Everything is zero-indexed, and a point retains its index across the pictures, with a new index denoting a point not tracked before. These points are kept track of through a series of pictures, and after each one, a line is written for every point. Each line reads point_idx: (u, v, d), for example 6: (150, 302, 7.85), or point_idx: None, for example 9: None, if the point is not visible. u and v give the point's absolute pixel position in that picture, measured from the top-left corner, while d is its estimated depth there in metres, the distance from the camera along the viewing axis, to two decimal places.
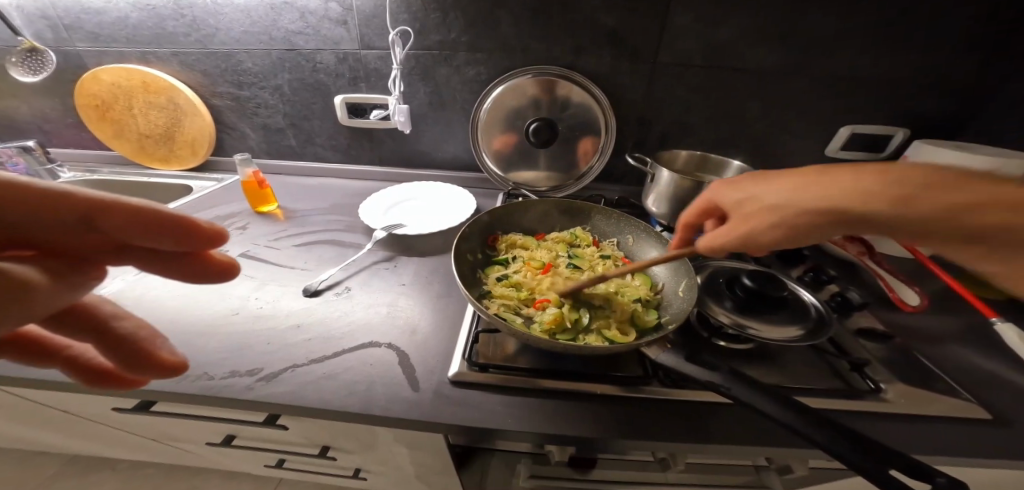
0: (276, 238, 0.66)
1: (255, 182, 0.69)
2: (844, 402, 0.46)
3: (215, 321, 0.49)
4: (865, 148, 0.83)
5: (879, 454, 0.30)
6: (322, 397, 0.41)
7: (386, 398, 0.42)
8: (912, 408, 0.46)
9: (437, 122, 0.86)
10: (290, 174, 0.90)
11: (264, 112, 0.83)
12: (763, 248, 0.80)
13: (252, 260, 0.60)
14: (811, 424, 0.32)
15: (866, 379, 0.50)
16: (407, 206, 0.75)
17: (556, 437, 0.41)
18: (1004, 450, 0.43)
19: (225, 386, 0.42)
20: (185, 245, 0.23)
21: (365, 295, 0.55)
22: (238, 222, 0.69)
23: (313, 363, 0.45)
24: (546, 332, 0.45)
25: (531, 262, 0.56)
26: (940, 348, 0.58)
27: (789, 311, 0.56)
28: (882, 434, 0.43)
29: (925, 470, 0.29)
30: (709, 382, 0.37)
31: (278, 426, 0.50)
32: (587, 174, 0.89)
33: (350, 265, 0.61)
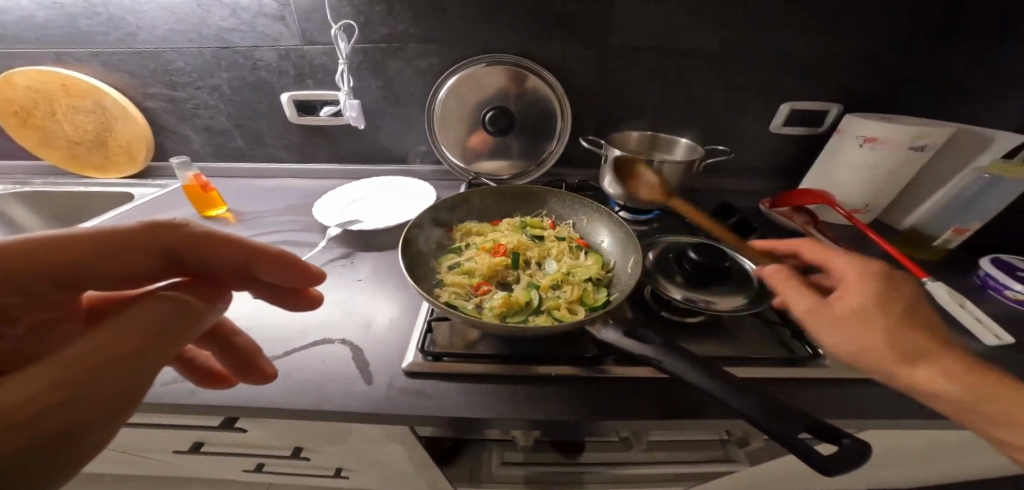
0: None
1: (199, 185, 0.67)
2: (782, 370, 0.49)
3: None
4: (806, 124, 0.88)
5: (796, 419, 0.31)
6: (271, 396, 0.41)
7: (336, 395, 0.42)
8: (847, 372, 0.49)
9: (392, 116, 0.85)
10: (244, 176, 0.87)
11: (205, 113, 0.80)
12: (715, 223, 0.83)
13: None
14: (735, 394, 0.33)
15: (805, 345, 0.53)
16: (364, 201, 0.74)
17: (511, 421, 0.42)
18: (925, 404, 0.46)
19: (167, 393, 0.41)
20: (295, 279, 0.32)
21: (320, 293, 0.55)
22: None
23: None
24: (496, 317, 0.46)
25: (484, 247, 0.57)
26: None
27: (733, 279, 0.59)
28: (816, 401, 0.46)
29: (832, 432, 0.31)
30: (645, 356, 0.37)
31: (237, 429, 0.50)
32: (548, 159, 0.90)
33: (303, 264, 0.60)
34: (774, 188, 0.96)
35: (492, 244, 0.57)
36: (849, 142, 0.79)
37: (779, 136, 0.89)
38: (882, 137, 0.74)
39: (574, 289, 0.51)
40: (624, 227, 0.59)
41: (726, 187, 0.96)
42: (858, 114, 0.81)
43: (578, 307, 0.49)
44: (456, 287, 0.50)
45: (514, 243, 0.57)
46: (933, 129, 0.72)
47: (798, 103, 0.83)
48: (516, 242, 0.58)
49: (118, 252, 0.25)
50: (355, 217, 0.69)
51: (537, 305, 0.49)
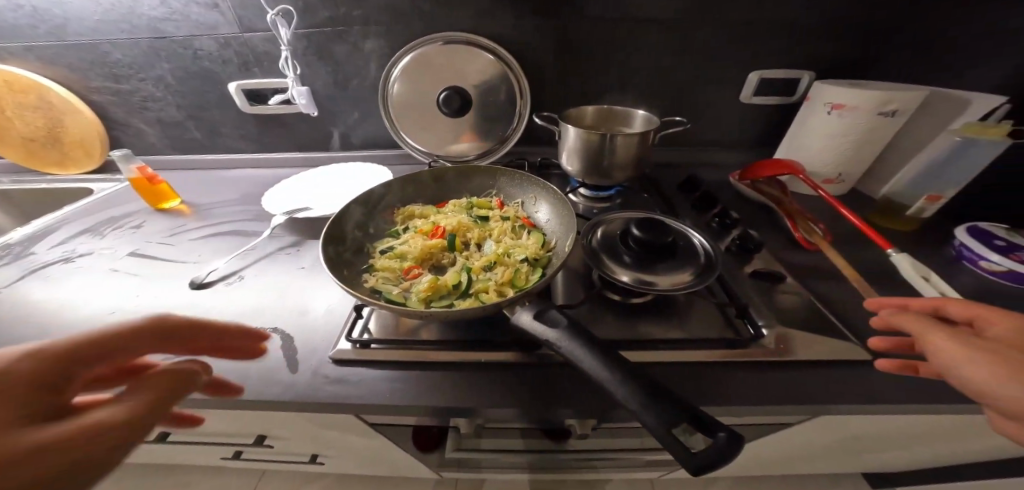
0: (173, 234, 0.65)
1: (146, 178, 0.69)
2: (714, 352, 0.47)
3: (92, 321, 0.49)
4: (777, 93, 0.84)
5: (673, 410, 0.29)
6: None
7: (257, 383, 0.43)
8: (782, 354, 0.47)
9: (348, 102, 0.84)
10: (209, 168, 0.89)
11: (154, 105, 0.84)
12: (681, 197, 0.81)
13: (144, 257, 0.60)
14: (615, 381, 0.32)
15: (748, 325, 0.51)
16: (315, 188, 0.74)
17: (429, 407, 0.42)
18: (861, 386, 0.44)
19: None
20: (249, 345, 0.39)
21: (260, 280, 0.56)
22: (133, 221, 0.68)
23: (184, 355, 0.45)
24: (421, 301, 0.46)
25: (422, 230, 0.56)
26: (831, 286, 0.59)
27: (679, 256, 0.57)
28: (745, 384, 0.45)
29: (712, 425, 0.29)
30: (545, 339, 0.37)
31: None
32: (510, 137, 0.87)
33: (247, 254, 0.60)
34: (745, 160, 0.93)
35: (430, 227, 0.57)
36: (817, 109, 0.76)
37: (747, 106, 0.86)
38: (848, 104, 0.71)
39: (507, 271, 0.50)
40: (567, 202, 0.58)
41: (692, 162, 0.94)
42: (828, 81, 0.77)
43: (507, 289, 0.48)
44: (386, 272, 0.50)
45: (452, 225, 0.57)
46: (901, 94, 0.68)
47: (766, 71, 0.80)
48: (455, 224, 0.57)
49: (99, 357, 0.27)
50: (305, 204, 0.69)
51: (466, 288, 0.48)
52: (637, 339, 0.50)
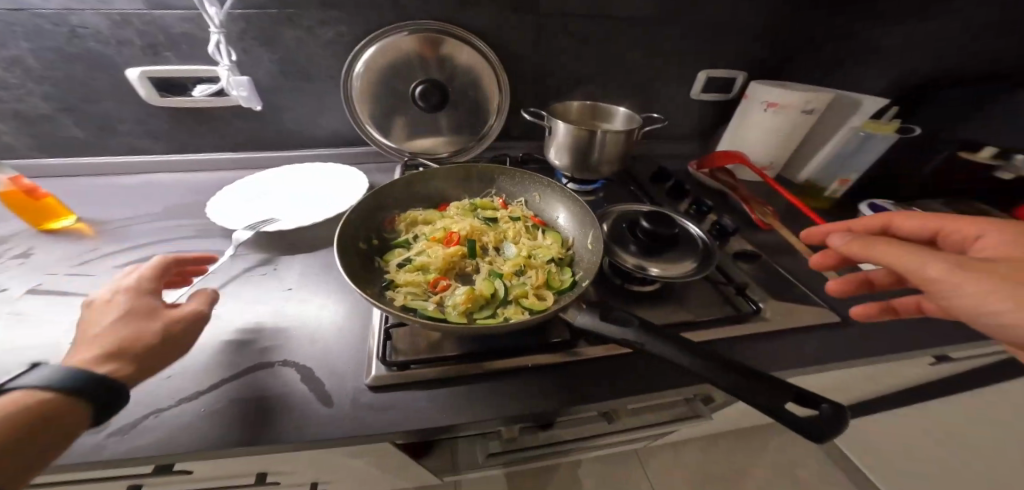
0: (85, 263, 0.49)
1: (23, 191, 0.50)
2: (734, 329, 0.52)
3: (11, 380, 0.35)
4: (719, 92, 0.94)
5: (780, 393, 0.33)
6: (213, 437, 0.33)
7: (290, 420, 0.35)
8: (784, 322, 0.53)
9: (300, 95, 0.72)
10: (107, 175, 0.70)
11: (8, 95, 0.62)
12: (654, 187, 0.87)
13: (50, 293, 0.45)
14: (722, 374, 0.34)
15: (747, 300, 0.56)
16: (275, 194, 0.62)
17: (488, 424, 0.39)
18: (841, 342, 0.52)
19: (57, 455, 0.31)
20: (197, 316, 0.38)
21: (240, 305, 0.46)
22: (12, 250, 0.50)
23: (187, 400, 0.35)
24: (463, 315, 0.42)
25: (434, 236, 0.51)
26: (791, 258, 0.69)
27: (681, 244, 0.62)
28: (762, 354, 0.49)
29: (811, 398, 0.33)
30: (626, 340, 0.36)
31: (178, 472, 0.38)
32: (489, 132, 0.83)
33: (209, 279, 0.48)
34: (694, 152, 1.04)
35: (442, 233, 0.52)
36: (755, 107, 0.87)
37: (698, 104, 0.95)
38: (782, 101, 0.83)
39: (541, 275, 0.48)
40: (579, 202, 0.57)
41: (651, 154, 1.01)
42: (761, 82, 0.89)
43: (546, 292, 0.47)
44: (411, 287, 0.44)
45: (466, 230, 0.53)
46: (820, 95, 0.82)
47: (713, 70, 0.89)
48: (469, 228, 0.53)
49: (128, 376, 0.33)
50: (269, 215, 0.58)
51: (504, 295, 0.45)
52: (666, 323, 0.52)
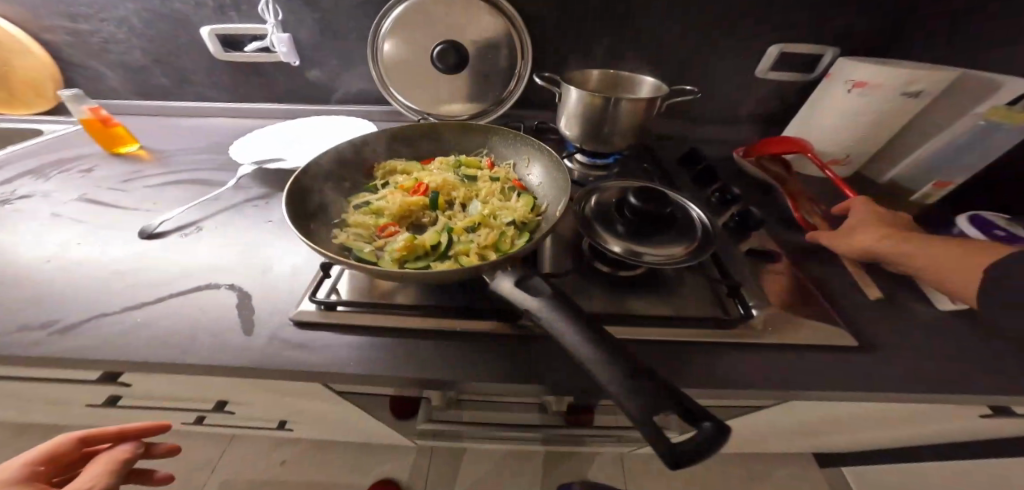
0: (125, 181, 0.60)
1: (98, 119, 0.63)
2: (706, 333, 0.44)
3: (17, 273, 0.44)
4: (793, 69, 0.80)
5: (652, 395, 0.26)
6: (129, 347, 0.37)
7: (201, 344, 0.38)
8: (778, 337, 0.44)
9: (332, 54, 0.78)
10: (179, 118, 0.83)
11: (116, 48, 0.76)
12: (681, 171, 0.78)
13: (90, 203, 0.55)
14: (598, 361, 0.29)
15: (738, 304, 0.48)
16: (289, 136, 0.69)
17: (394, 379, 0.39)
18: (846, 372, 0.41)
19: (5, 342, 0.37)
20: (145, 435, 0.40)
21: (218, 234, 0.51)
22: (81, 165, 0.63)
23: (126, 310, 0.40)
24: (395, 262, 0.42)
25: (402, 185, 0.52)
26: (823, 266, 0.56)
27: (676, 229, 0.54)
28: (736, 367, 0.42)
29: (692, 411, 0.26)
30: (525, 308, 0.34)
31: (121, 383, 0.46)
32: (509, 97, 0.82)
33: (209, 204, 0.56)
34: (743, 138, 0.90)
35: (411, 183, 0.52)
36: (837, 87, 0.71)
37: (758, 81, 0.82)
38: (873, 81, 0.66)
39: (492, 236, 0.47)
40: (562, 168, 0.55)
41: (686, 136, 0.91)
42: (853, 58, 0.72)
43: (489, 253, 0.45)
44: (359, 229, 0.46)
45: (436, 183, 0.53)
46: (931, 74, 0.63)
47: (789, 43, 0.75)
48: (439, 182, 0.53)
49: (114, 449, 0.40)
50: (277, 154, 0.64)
51: (445, 250, 0.45)
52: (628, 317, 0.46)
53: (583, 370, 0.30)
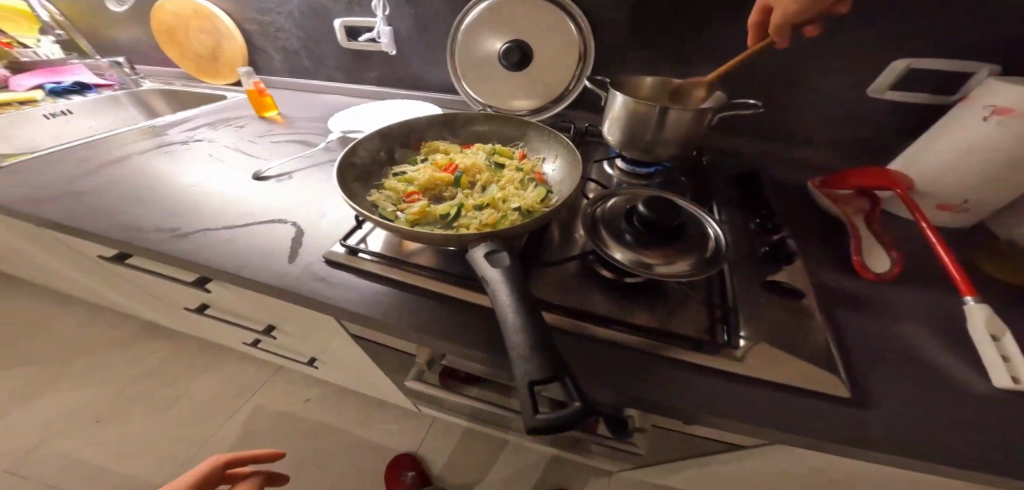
0: (261, 136, 0.86)
1: (257, 91, 0.90)
2: (678, 351, 0.46)
3: (173, 194, 0.67)
4: (923, 88, 0.68)
5: (545, 368, 0.30)
6: (215, 252, 0.56)
7: (257, 262, 0.54)
8: (755, 371, 0.43)
9: (425, 45, 0.93)
10: (311, 92, 1.08)
11: (282, 36, 1.02)
12: (733, 190, 0.73)
13: (237, 150, 0.81)
14: (516, 330, 0.33)
15: (726, 332, 0.47)
16: (371, 107, 0.89)
17: (379, 322, 0.48)
18: (828, 415, 0.41)
19: (151, 237, 0.58)
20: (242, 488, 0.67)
21: (297, 182, 0.71)
22: (241, 122, 0.91)
23: (222, 229, 0.60)
24: (408, 222, 0.52)
25: (437, 165, 0.62)
26: (855, 314, 0.52)
27: (683, 244, 0.52)
28: (696, 388, 0.43)
29: (571, 392, 0.30)
30: (479, 277, 0.39)
31: (205, 288, 0.66)
32: (566, 96, 0.88)
33: (305, 159, 0.77)
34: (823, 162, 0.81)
35: (446, 162, 0.62)
36: (971, 113, 0.57)
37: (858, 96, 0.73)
38: (1020, 108, 0.51)
39: (493, 216, 0.52)
40: (578, 169, 0.58)
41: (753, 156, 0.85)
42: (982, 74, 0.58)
43: (485, 228, 0.50)
44: (391, 192, 0.57)
45: (465, 165, 0.61)
46: None
47: (921, 60, 0.65)
48: (468, 164, 0.61)
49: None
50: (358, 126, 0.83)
51: (451, 220, 0.53)
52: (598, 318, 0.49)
53: (503, 334, 0.34)
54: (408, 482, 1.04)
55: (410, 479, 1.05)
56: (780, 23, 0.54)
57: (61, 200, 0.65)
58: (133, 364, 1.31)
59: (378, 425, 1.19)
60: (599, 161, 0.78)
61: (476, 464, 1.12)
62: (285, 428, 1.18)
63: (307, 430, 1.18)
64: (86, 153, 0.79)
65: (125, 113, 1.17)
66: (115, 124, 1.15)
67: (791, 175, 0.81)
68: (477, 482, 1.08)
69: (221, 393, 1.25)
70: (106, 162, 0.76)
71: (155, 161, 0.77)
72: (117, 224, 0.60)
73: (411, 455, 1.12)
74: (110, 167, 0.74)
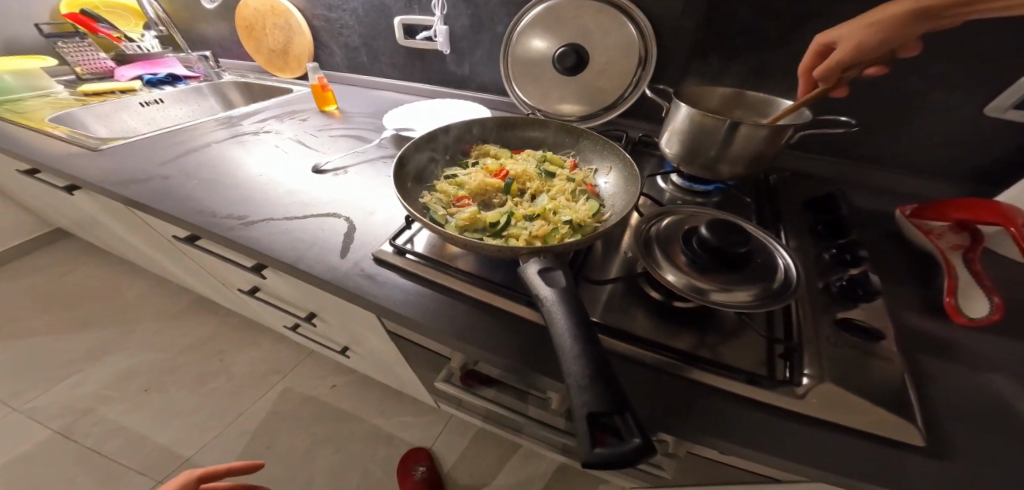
0: (320, 130, 0.90)
1: (320, 86, 0.94)
2: (733, 383, 0.43)
3: (239, 184, 0.71)
4: None
5: (604, 400, 0.29)
6: (274, 243, 0.58)
7: (314, 255, 0.56)
8: (820, 412, 0.40)
9: (478, 45, 0.93)
10: (368, 88, 1.12)
11: (346, 32, 1.05)
12: (801, 215, 0.68)
13: (300, 143, 0.85)
14: (573, 356, 0.32)
15: (788, 369, 0.44)
16: (424, 106, 0.90)
17: (423, 325, 0.48)
18: (905, 474, 0.37)
19: (219, 224, 0.62)
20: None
21: (353, 177, 0.73)
22: (305, 116, 0.96)
23: (284, 219, 0.63)
24: (457, 228, 0.52)
25: (487, 169, 0.62)
26: (944, 363, 0.47)
27: (746, 273, 0.48)
28: (749, 423, 0.41)
29: (632, 427, 0.29)
30: (535, 296, 0.38)
31: (261, 274, 0.70)
32: (619, 105, 0.84)
33: (359, 155, 0.80)
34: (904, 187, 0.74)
35: (496, 167, 0.62)
36: None
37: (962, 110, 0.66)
38: None
39: (544, 229, 0.51)
40: (636, 184, 0.56)
41: (823, 175, 0.78)
42: None
43: (535, 241, 0.49)
44: (442, 195, 0.58)
45: (516, 172, 0.61)
46: None
47: None
48: (519, 171, 0.61)
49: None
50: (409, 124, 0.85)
51: (500, 229, 0.52)
52: (648, 339, 0.46)
53: (558, 359, 0.33)
54: (418, 477, 1.05)
55: (422, 474, 1.06)
56: (849, 58, 0.53)
57: (144, 183, 0.71)
58: (179, 337, 1.41)
59: (395, 418, 1.22)
60: (652, 176, 0.75)
61: (488, 466, 1.12)
62: (309, 411, 1.23)
63: (329, 415, 1.22)
64: (167, 140, 0.86)
65: (205, 103, 1.26)
66: (196, 112, 1.25)
67: (866, 198, 0.74)
68: (488, 485, 1.08)
69: (256, 372, 1.32)
70: (184, 149, 0.82)
71: (223, 151, 0.82)
72: (189, 208, 0.65)
73: (426, 450, 1.14)
74: (187, 155, 0.80)
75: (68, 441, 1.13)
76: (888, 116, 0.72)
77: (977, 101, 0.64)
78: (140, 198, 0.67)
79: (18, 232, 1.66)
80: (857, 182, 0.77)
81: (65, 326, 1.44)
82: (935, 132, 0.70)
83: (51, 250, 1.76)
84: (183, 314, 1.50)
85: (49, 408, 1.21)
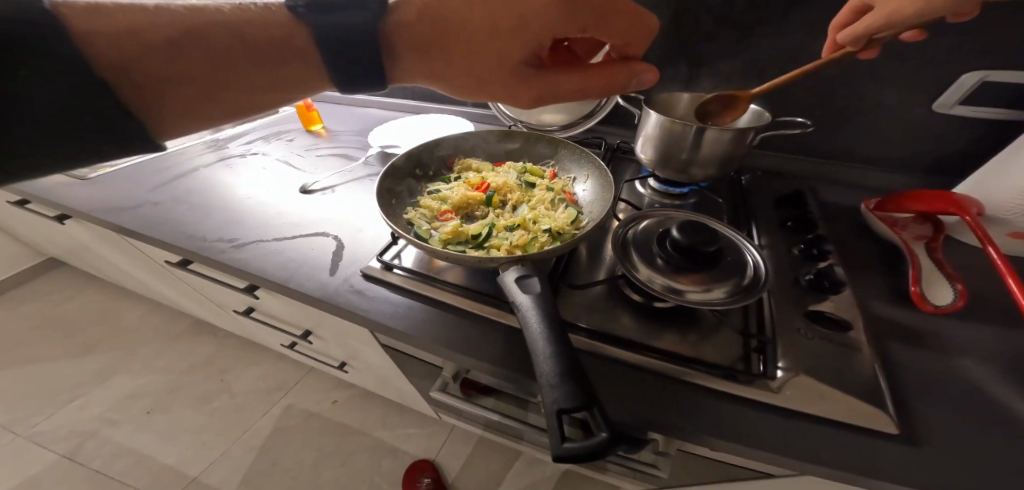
0: (308, 149, 0.92)
1: (306, 106, 0.97)
2: (710, 378, 0.45)
3: (227, 207, 0.72)
4: (1000, 99, 0.65)
5: (574, 398, 0.31)
6: (264, 264, 0.60)
7: (305, 274, 0.58)
8: (793, 402, 0.42)
9: None
10: (353, 105, 1.14)
11: None
12: (773, 211, 0.71)
13: (288, 164, 0.86)
14: (546, 358, 0.34)
15: (762, 362, 0.46)
16: (408, 122, 0.93)
17: (414, 336, 0.50)
18: (880, 458, 0.39)
19: (210, 247, 0.63)
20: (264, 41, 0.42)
21: (341, 195, 0.75)
22: (292, 135, 0.98)
23: (274, 240, 0.64)
24: (441, 242, 0.54)
25: (469, 182, 0.65)
26: (912, 350, 0.49)
27: (716, 271, 0.50)
28: (727, 418, 0.43)
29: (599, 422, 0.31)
30: (512, 302, 0.40)
31: (254, 294, 0.71)
32: (597, 112, 0.88)
33: (346, 174, 0.82)
34: (870, 183, 0.78)
35: (478, 181, 0.65)
36: None
37: (912, 108, 0.70)
38: None
39: (523, 238, 0.53)
40: (611, 192, 0.59)
41: (795, 173, 0.82)
42: (989, 76, 0.63)
43: (516, 250, 0.52)
44: (426, 210, 0.60)
45: (496, 184, 0.64)
46: None
47: (994, 73, 0.62)
48: (499, 184, 0.64)
49: (167, 55, 0.37)
50: (394, 141, 0.88)
51: (482, 240, 0.55)
52: (629, 340, 0.48)
53: (533, 361, 0.35)
54: None
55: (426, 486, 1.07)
56: (877, 23, 0.51)
57: (134, 210, 0.73)
58: (175, 359, 1.41)
59: (398, 430, 1.23)
60: (631, 181, 0.77)
61: (492, 474, 1.13)
62: (311, 427, 1.23)
63: (331, 430, 1.22)
64: (155, 165, 0.87)
65: None
66: None
67: (838, 193, 0.77)
68: None
69: (256, 389, 1.33)
70: (172, 174, 0.84)
71: (211, 174, 0.83)
72: (180, 232, 0.67)
73: (430, 461, 1.15)
74: (174, 180, 0.82)
75: (74, 465, 1.13)
76: (851, 114, 0.75)
77: (929, 98, 0.68)
78: (132, 225, 0.69)
79: (11, 260, 1.64)
80: (829, 178, 0.80)
81: (59, 353, 1.43)
82: (895, 129, 0.74)
83: (42, 279, 1.75)
84: (177, 335, 1.49)
85: (52, 433, 1.21)
